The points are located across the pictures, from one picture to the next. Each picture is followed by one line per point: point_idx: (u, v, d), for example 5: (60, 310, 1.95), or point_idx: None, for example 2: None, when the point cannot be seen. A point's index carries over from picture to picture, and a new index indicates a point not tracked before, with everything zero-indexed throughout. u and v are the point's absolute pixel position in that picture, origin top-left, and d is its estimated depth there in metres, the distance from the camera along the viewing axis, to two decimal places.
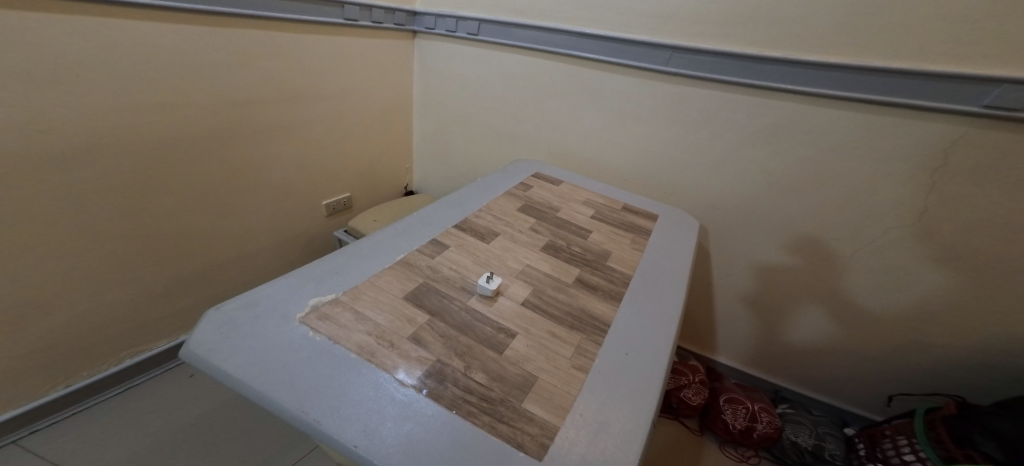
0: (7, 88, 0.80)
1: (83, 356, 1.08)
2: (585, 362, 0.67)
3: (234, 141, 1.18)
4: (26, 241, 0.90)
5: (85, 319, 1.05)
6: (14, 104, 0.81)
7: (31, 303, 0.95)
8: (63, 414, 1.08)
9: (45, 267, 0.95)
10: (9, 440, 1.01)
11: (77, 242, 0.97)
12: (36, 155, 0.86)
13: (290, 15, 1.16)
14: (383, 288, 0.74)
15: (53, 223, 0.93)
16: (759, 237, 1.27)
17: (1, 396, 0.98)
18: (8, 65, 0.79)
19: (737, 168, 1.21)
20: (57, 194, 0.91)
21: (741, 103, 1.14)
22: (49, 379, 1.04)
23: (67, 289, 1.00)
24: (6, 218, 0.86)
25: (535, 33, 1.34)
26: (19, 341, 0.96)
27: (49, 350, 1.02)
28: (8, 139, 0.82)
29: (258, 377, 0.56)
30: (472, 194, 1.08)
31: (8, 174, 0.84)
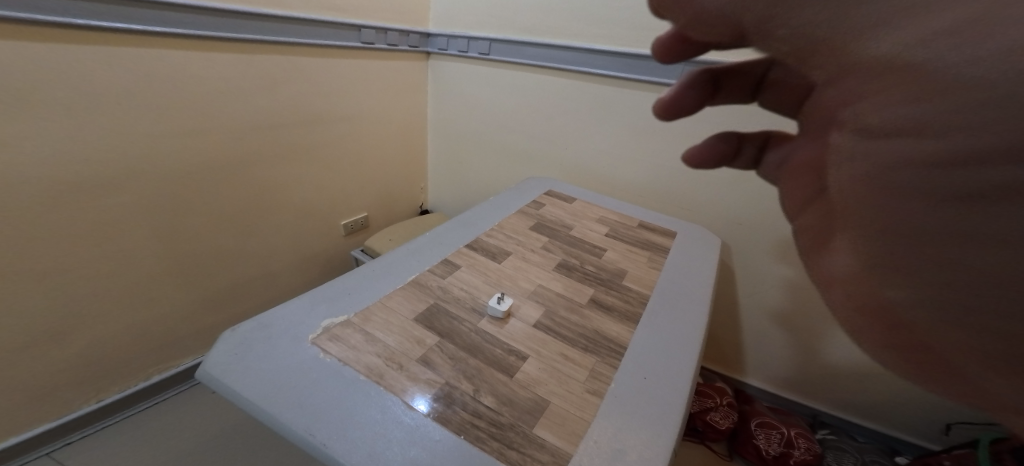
0: (59, 118, 0.85)
1: (115, 371, 1.13)
2: (600, 386, 0.65)
3: (258, 163, 1.23)
4: (70, 260, 0.95)
5: (119, 335, 1.10)
6: (65, 133, 0.87)
7: (71, 319, 1.00)
8: (95, 428, 1.13)
9: (84, 285, 1.00)
10: (44, 451, 1.05)
11: (114, 261, 1.03)
12: (79, 179, 0.92)
13: (311, 40, 1.21)
14: (394, 309, 0.74)
15: (93, 243, 0.98)
16: (785, 253, 1.21)
17: (40, 409, 1.02)
18: (60, 97, 0.85)
19: (758, 182, 1.17)
20: (98, 216, 0.97)
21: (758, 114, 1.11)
22: (83, 393, 1.09)
23: (103, 306, 1.05)
24: (53, 238, 0.92)
25: (544, 50, 1.36)
26: (60, 356, 1.01)
27: (85, 365, 1.07)
28: (58, 165, 0.88)
29: (268, 397, 0.57)
30: (484, 213, 1.08)
31: (56, 197, 0.89)
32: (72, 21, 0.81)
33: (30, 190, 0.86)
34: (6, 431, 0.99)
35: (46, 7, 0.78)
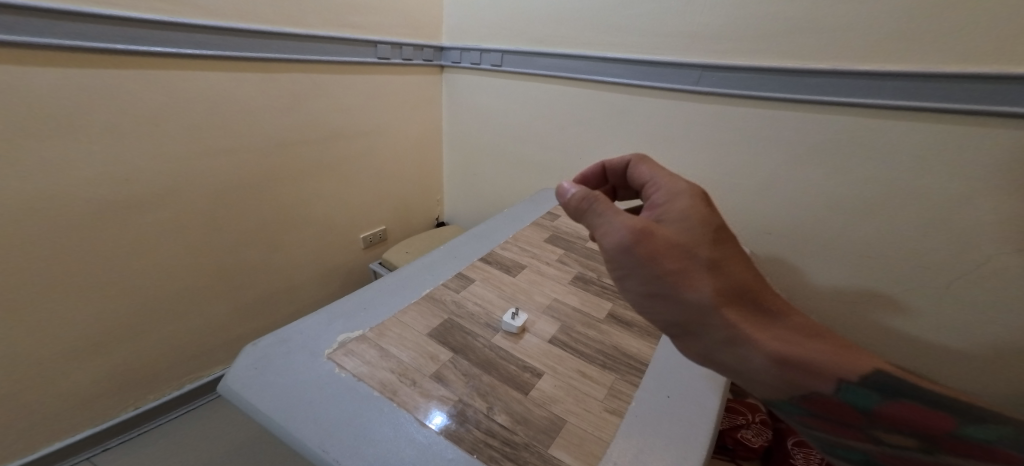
0: (100, 138, 0.90)
1: (150, 380, 1.18)
2: (619, 405, 0.62)
3: (281, 178, 1.27)
4: (110, 274, 1.00)
5: (154, 346, 1.15)
6: (106, 152, 0.92)
7: (111, 330, 1.05)
8: (131, 434, 1.17)
9: (123, 298, 1.04)
10: (84, 456, 1.10)
11: (150, 275, 1.07)
12: (118, 196, 0.96)
13: (329, 57, 1.25)
14: (408, 324, 0.74)
15: (132, 258, 1.03)
16: (820, 264, 1.14)
17: (81, 416, 1.07)
18: (101, 119, 0.90)
19: (788, 190, 1.11)
20: (136, 232, 1.01)
21: (784, 119, 1.06)
22: (121, 401, 1.13)
23: (140, 318, 1.09)
24: (96, 252, 0.96)
25: (557, 60, 1.35)
26: (100, 366, 1.06)
27: (122, 374, 1.11)
28: (99, 183, 0.93)
29: (285, 412, 0.57)
30: (498, 226, 1.08)
31: (97, 213, 0.94)
32: (113, 46, 0.87)
33: (72, 207, 0.91)
34: (50, 437, 1.03)
35: (86, 34, 0.83)
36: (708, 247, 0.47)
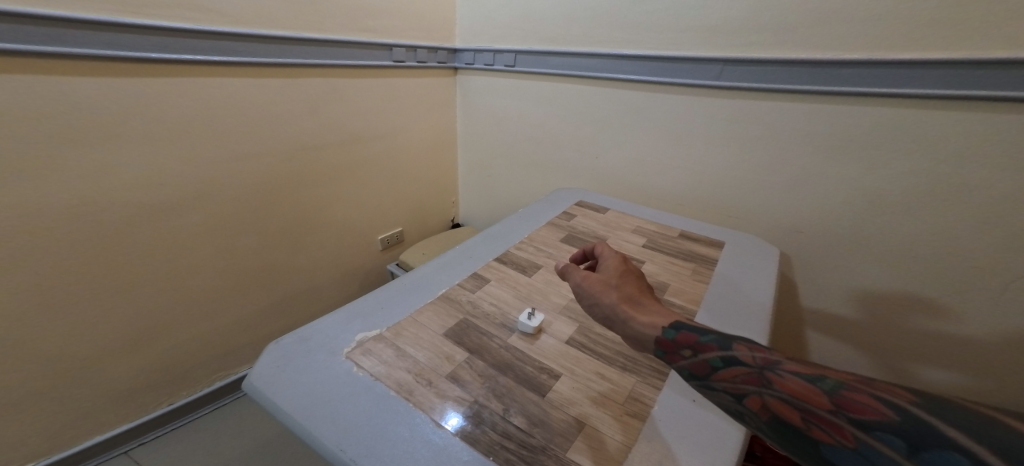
0: (135, 143, 0.94)
1: (182, 377, 1.22)
2: (640, 409, 0.60)
3: (301, 181, 1.29)
4: (145, 274, 1.04)
5: (186, 344, 1.18)
6: (141, 158, 0.96)
7: (146, 329, 1.09)
8: (165, 429, 1.21)
9: (156, 298, 1.08)
10: (122, 449, 1.14)
11: (182, 275, 1.11)
12: (152, 200, 1.00)
13: (346, 61, 1.27)
14: (424, 324, 0.74)
15: (165, 259, 1.06)
16: (854, 263, 1.08)
17: (118, 411, 1.11)
18: (137, 126, 0.94)
19: (819, 186, 1.06)
20: (168, 234, 1.05)
21: (813, 111, 1.02)
22: (157, 397, 1.18)
23: (172, 317, 1.13)
24: (132, 253, 1.00)
25: (570, 59, 1.34)
26: (137, 363, 1.10)
27: (156, 371, 1.15)
28: (133, 186, 0.96)
29: (304, 411, 0.57)
30: (513, 226, 1.06)
31: (132, 216, 0.98)
32: (146, 55, 0.90)
33: (110, 210, 0.94)
34: (91, 431, 1.08)
35: (116, 43, 0.87)
36: (625, 282, 0.62)
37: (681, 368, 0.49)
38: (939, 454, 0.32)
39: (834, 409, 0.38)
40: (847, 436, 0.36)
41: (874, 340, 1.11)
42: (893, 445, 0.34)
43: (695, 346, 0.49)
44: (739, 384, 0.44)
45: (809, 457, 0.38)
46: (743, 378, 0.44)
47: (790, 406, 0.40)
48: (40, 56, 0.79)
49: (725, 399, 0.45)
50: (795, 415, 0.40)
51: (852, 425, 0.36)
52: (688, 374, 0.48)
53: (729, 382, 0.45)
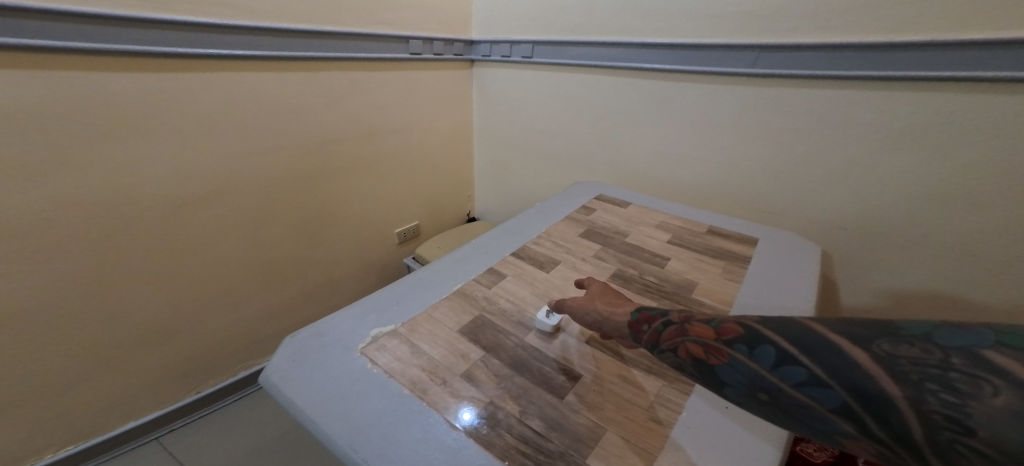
0: (162, 137, 0.95)
1: (208, 367, 1.24)
2: (666, 415, 0.57)
3: (320, 175, 1.29)
4: (171, 267, 1.06)
5: (211, 335, 1.20)
6: (167, 152, 0.97)
7: (173, 320, 1.11)
8: (193, 417, 1.24)
9: (182, 290, 1.10)
10: (153, 436, 1.18)
11: (207, 268, 1.12)
12: (178, 193, 1.01)
13: (364, 54, 1.26)
14: (439, 320, 0.72)
15: (190, 252, 1.08)
16: (900, 261, 1.00)
17: (148, 399, 1.14)
18: (164, 121, 0.94)
19: (862, 178, 0.98)
20: (192, 227, 1.06)
21: (858, 99, 0.94)
22: (185, 386, 1.20)
23: (198, 309, 1.15)
24: (159, 245, 1.02)
25: (590, 49, 1.29)
26: (165, 353, 1.13)
27: (183, 361, 1.17)
28: (159, 180, 0.97)
29: (318, 407, 0.56)
30: (530, 220, 1.03)
31: (159, 209, 0.99)
32: (175, 50, 0.91)
33: (139, 203, 0.96)
34: (123, 417, 1.11)
35: (141, 39, 0.87)
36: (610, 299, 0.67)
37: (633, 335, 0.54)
38: (767, 351, 0.38)
39: (716, 336, 0.43)
40: (724, 355, 0.42)
41: None
42: (746, 351, 0.40)
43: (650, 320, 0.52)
44: (668, 338, 0.48)
45: (710, 383, 0.43)
46: (669, 331, 0.48)
47: (693, 342, 0.45)
48: (70, 52, 0.80)
49: (665, 356, 0.48)
50: (696, 349, 0.44)
51: (726, 344, 0.42)
52: (648, 346, 0.51)
53: (656, 336, 0.50)
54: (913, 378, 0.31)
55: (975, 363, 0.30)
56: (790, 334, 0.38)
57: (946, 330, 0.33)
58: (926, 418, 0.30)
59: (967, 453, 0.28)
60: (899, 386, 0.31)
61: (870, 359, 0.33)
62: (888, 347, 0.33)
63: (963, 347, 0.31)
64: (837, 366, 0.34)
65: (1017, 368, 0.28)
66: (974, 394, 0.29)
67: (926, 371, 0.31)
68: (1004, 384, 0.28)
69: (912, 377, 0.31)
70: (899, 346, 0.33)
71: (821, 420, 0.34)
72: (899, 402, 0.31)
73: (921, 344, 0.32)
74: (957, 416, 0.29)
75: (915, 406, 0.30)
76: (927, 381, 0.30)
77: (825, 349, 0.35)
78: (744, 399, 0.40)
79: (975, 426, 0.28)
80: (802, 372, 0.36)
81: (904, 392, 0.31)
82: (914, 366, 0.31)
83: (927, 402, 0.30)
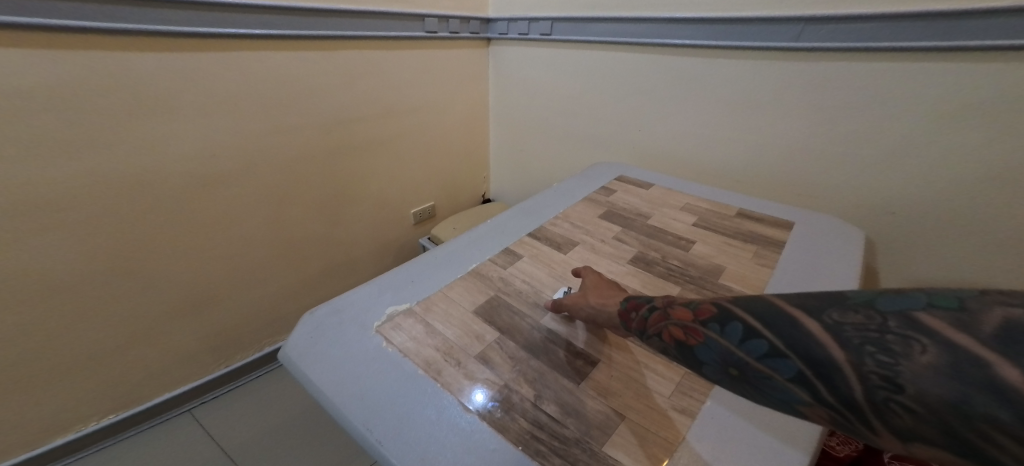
0: (186, 117, 0.96)
1: (235, 343, 1.28)
2: (689, 404, 0.54)
3: (338, 156, 1.29)
4: (198, 246, 1.08)
5: (237, 312, 1.23)
6: (191, 132, 0.97)
7: (201, 297, 1.13)
8: (222, 390, 1.29)
9: (209, 268, 1.12)
10: (186, 408, 1.22)
11: (231, 247, 1.14)
12: (202, 172, 1.02)
13: (380, 33, 1.24)
14: (454, 301, 0.71)
15: (216, 231, 1.09)
16: (950, 248, 0.92)
17: (181, 372, 1.18)
18: (187, 100, 0.95)
19: (911, 159, 0.90)
20: (217, 206, 1.07)
21: (910, 71, 0.86)
22: (214, 361, 1.24)
23: (223, 287, 1.17)
24: (185, 224, 1.03)
25: (612, 26, 1.24)
26: (195, 330, 1.16)
27: (211, 337, 1.21)
28: (184, 160, 0.98)
29: (333, 386, 0.56)
30: (547, 201, 1.00)
31: (185, 188, 1.01)
32: (196, 30, 0.90)
33: (166, 182, 0.97)
34: (157, 389, 1.15)
35: (161, 19, 0.86)
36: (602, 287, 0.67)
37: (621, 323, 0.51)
38: (735, 327, 0.35)
39: (693, 315, 0.40)
40: (700, 334, 0.38)
41: None
42: (718, 329, 0.37)
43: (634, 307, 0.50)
44: (649, 323, 0.45)
45: (689, 365, 0.39)
46: (651, 315, 0.45)
47: (671, 324, 0.42)
48: (97, 33, 0.80)
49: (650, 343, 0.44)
50: (673, 331, 0.41)
51: (702, 324, 0.38)
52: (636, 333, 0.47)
53: (638, 322, 0.47)
54: (855, 342, 0.29)
55: (910, 323, 0.27)
56: (754, 308, 0.35)
57: (891, 295, 0.30)
58: (864, 380, 0.28)
59: (902, 412, 0.26)
60: (842, 350, 0.29)
61: (819, 328, 0.30)
62: (837, 316, 0.30)
63: (901, 310, 0.29)
64: (791, 335, 0.31)
65: (950, 326, 0.26)
66: (906, 353, 0.27)
67: (866, 335, 0.29)
68: (936, 343, 0.26)
69: (853, 340, 0.29)
70: (846, 314, 0.30)
71: (783, 392, 0.32)
72: (842, 365, 0.29)
73: (865, 310, 0.30)
74: (889, 375, 0.27)
75: (856, 369, 0.28)
76: (866, 344, 0.28)
77: (781, 319, 0.33)
78: (718, 379, 0.36)
79: (905, 384, 0.26)
80: (764, 344, 0.33)
81: (846, 356, 0.29)
82: (856, 331, 0.29)
83: (865, 364, 0.28)
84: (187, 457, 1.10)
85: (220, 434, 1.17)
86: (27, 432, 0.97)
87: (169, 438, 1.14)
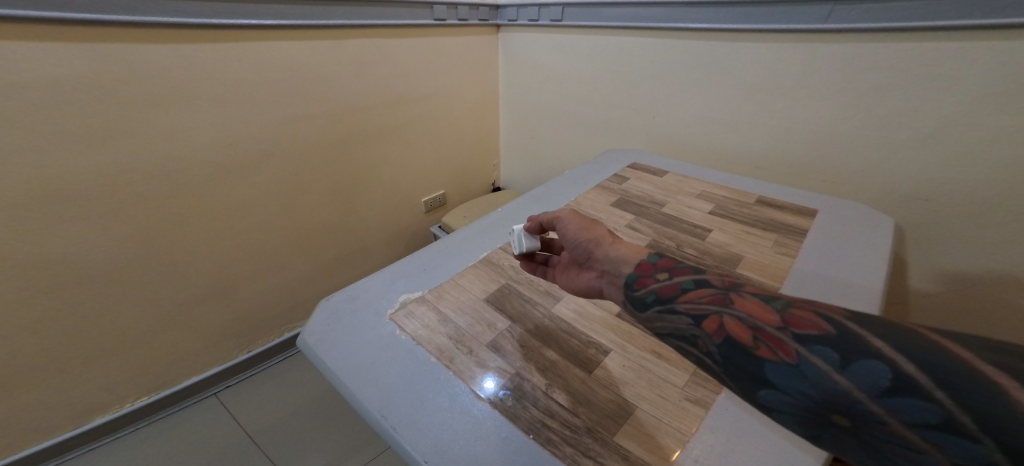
0: (203, 108, 0.97)
1: (256, 330, 1.31)
2: (703, 395, 0.53)
3: (351, 145, 1.30)
4: (218, 234, 1.10)
5: (256, 300, 1.26)
6: (209, 122, 0.99)
7: (222, 284, 1.16)
8: (245, 375, 1.32)
9: (229, 256, 1.14)
10: (211, 391, 1.26)
11: (249, 235, 1.16)
12: (220, 162, 1.04)
13: (390, 20, 1.23)
14: (466, 289, 0.70)
15: (234, 219, 1.12)
16: (985, 236, 0.87)
17: (206, 357, 1.22)
18: (205, 91, 0.96)
19: (943, 142, 0.86)
20: (235, 195, 1.09)
21: (942, 50, 0.81)
22: (236, 347, 1.28)
23: (242, 274, 1.20)
24: (205, 213, 1.05)
25: (625, 9, 1.20)
26: (218, 316, 1.19)
27: (232, 323, 1.24)
28: (203, 150, 1.00)
29: (349, 372, 0.56)
30: (559, 188, 0.99)
31: (205, 178, 1.02)
32: (209, 20, 0.91)
33: (187, 172, 0.99)
34: (184, 373, 1.19)
35: (177, 11, 0.87)
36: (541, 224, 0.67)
37: (632, 272, 0.48)
38: (870, 367, 0.30)
39: (783, 324, 0.36)
40: (792, 354, 0.34)
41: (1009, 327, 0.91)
42: (839, 363, 0.32)
43: (674, 272, 0.46)
44: (701, 304, 0.41)
45: (752, 376, 0.35)
46: (708, 296, 0.41)
47: (743, 322, 0.38)
48: (116, 26, 0.81)
49: (679, 318, 0.41)
50: (746, 331, 0.37)
51: (802, 342, 0.34)
52: (659, 299, 0.44)
53: (664, 288, 0.44)
54: None
55: None
56: (905, 352, 0.30)
57: None
58: None
59: None
60: None
61: None
62: None
63: None
64: (986, 408, 0.26)
65: None
66: None
67: None
68: None
69: None
70: None
71: None
72: None
73: None
74: None
75: None
76: None
77: (969, 383, 0.27)
78: (807, 415, 0.32)
79: None
80: (929, 410, 0.28)
81: None
82: None
83: None
84: (213, 438, 1.14)
85: (242, 417, 1.20)
86: (64, 412, 1.01)
87: (195, 420, 1.19)
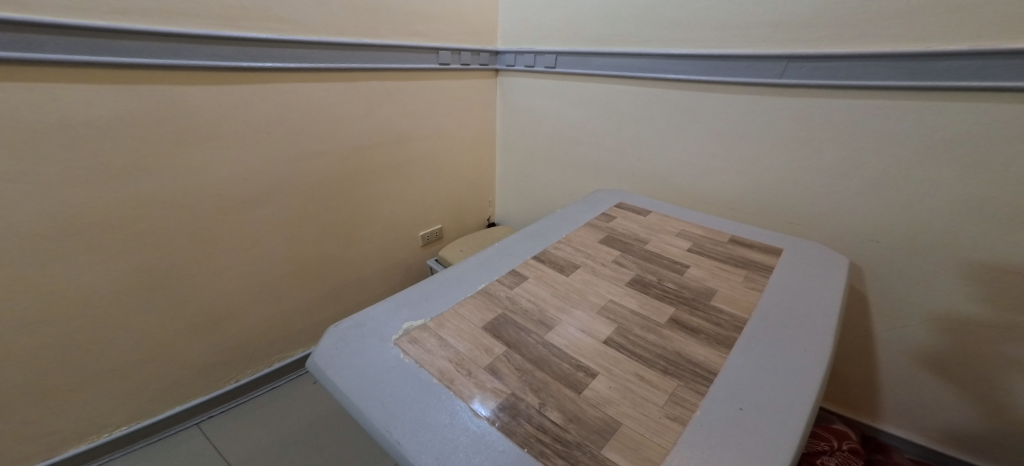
0: (225, 143, 1.04)
1: (249, 358, 1.32)
2: (681, 413, 0.59)
3: (358, 177, 1.37)
4: (223, 262, 1.14)
5: (254, 326, 1.29)
6: (227, 156, 1.06)
7: (222, 309, 1.19)
8: (229, 405, 1.31)
9: (232, 282, 1.19)
10: (194, 421, 1.25)
11: (254, 263, 1.21)
12: (233, 192, 1.10)
13: (398, 64, 1.33)
14: (465, 317, 0.76)
15: (241, 247, 1.17)
16: (933, 275, 0.98)
17: (198, 383, 1.23)
18: (228, 127, 1.04)
19: (893, 187, 0.97)
20: (245, 225, 1.15)
21: (889, 108, 0.93)
22: (227, 374, 1.29)
23: (244, 301, 1.23)
24: (213, 240, 1.10)
25: (613, 59, 1.32)
26: (215, 341, 1.22)
27: (229, 349, 1.26)
28: (220, 181, 1.06)
29: (358, 391, 0.61)
30: (551, 225, 1.09)
31: (217, 208, 1.08)
32: (241, 64, 1.00)
33: (201, 202, 1.05)
34: (174, 399, 1.20)
35: (210, 55, 0.96)
36: None
37: None
38: None
39: None
40: None
41: (959, 361, 1.00)
42: None
43: None
44: None
45: None
46: None
47: None
48: (156, 68, 0.90)
49: None
50: None
51: None
52: None
53: None
54: None
55: None
56: None
57: None
58: None
59: None
60: None
61: None
62: None
63: None
64: None
65: None
66: None
67: None
68: None
69: None
70: None
71: None
72: None
73: None
74: None
75: None
76: None
77: None
78: None
79: None
80: None
81: None
82: None
83: None
84: None
85: (223, 449, 1.19)
86: (47, 437, 1.01)
87: (177, 450, 1.18)
